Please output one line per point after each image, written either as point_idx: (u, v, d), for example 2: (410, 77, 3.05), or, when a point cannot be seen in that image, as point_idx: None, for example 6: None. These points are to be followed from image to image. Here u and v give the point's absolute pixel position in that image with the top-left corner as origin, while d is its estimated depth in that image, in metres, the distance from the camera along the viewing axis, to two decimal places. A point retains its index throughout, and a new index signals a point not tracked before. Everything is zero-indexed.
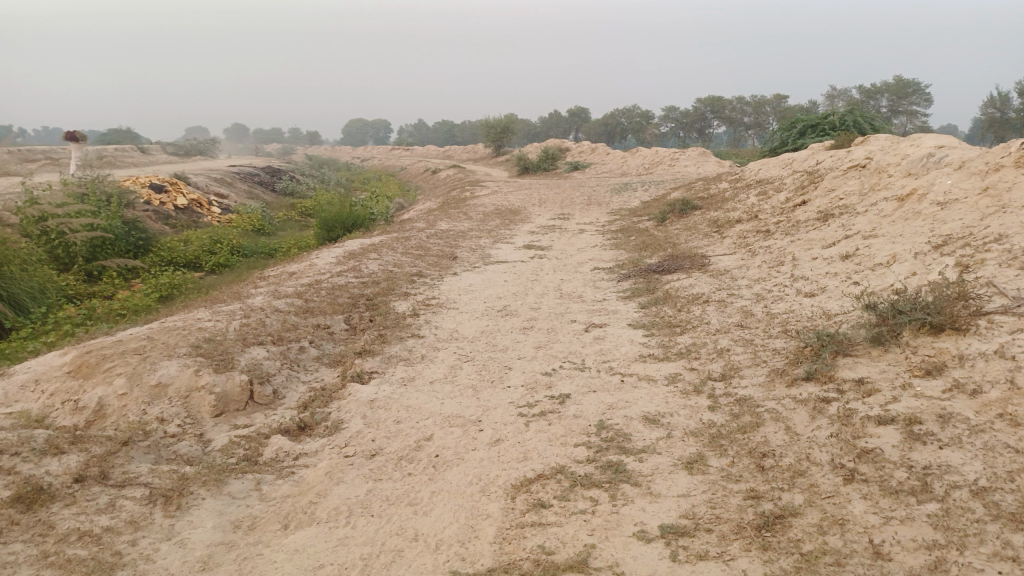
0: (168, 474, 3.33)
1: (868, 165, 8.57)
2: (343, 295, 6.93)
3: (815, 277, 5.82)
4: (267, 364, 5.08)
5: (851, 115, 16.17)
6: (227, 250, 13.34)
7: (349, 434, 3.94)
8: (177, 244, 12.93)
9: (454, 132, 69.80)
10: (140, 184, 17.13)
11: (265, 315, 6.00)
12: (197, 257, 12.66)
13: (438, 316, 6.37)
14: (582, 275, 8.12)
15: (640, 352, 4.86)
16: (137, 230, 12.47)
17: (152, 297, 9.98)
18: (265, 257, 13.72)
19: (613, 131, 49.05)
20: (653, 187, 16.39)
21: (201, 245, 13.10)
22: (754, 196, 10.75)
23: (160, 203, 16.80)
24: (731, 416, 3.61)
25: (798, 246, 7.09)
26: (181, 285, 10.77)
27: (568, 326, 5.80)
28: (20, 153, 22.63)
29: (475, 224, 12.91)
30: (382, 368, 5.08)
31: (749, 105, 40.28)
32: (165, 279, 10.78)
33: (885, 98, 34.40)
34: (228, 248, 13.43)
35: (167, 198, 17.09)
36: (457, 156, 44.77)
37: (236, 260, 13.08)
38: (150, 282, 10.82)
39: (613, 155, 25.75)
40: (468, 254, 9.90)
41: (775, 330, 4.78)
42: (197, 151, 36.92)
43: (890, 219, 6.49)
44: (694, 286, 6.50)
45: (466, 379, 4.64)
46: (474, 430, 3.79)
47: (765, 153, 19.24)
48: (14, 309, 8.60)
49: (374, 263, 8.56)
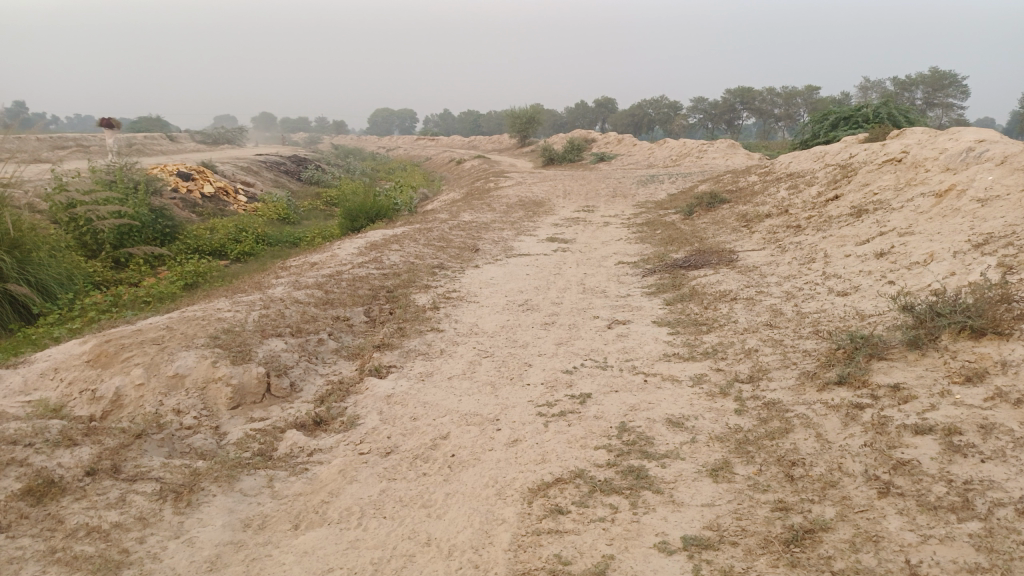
0: (180, 469, 3.27)
1: (904, 159, 8.31)
2: (363, 287, 6.86)
3: (847, 275, 5.62)
4: (285, 357, 5.02)
5: (885, 107, 15.76)
6: (252, 239, 13.39)
7: (365, 430, 3.87)
8: (203, 233, 13.00)
9: (480, 122, 69.66)
10: (168, 172, 17.26)
11: (285, 306, 5.95)
12: (222, 246, 12.71)
13: (458, 310, 6.28)
14: (606, 269, 7.99)
15: (664, 351, 4.72)
16: (164, 218, 12.55)
17: (178, 284, 10.03)
18: (290, 245, 13.75)
19: (639, 122, 48.57)
20: (680, 179, 16.14)
21: (227, 234, 13.16)
22: (784, 190, 10.51)
23: (187, 191, 16.92)
24: (758, 420, 3.47)
25: (829, 243, 6.88)
26: (206, 274, 10.82)
27: (591, 322, 5.68)
28: (52, 140, 22.96)
29: (499, 215, 12.81)
30: (401, 362, 5.00)
31: (779, 97, 39.61)
32: (190, 267, 10.83)
33: (920, 91, 33.60)
34: (253, 237, 13.47)
35: (194, 186, 17.21)
36: (482, 146, 44.64)
37: (261, 248, 13.12)
38: (176, 270, 10.88)
39: (639, 147, 25.45)
40: (490, 246, 9.81)
41: (806, 331, 4.61)
42: (225, 139, 37.23)
43: (927, 215, 6.25)
44: (721, 283, 6.34)
45: (485, 376, 4.54)
46: (491, 430, 3.69)
47: (795, 146, 18.87)
48: (42, 295, 8.68)
49: (396, 255, 8.50)
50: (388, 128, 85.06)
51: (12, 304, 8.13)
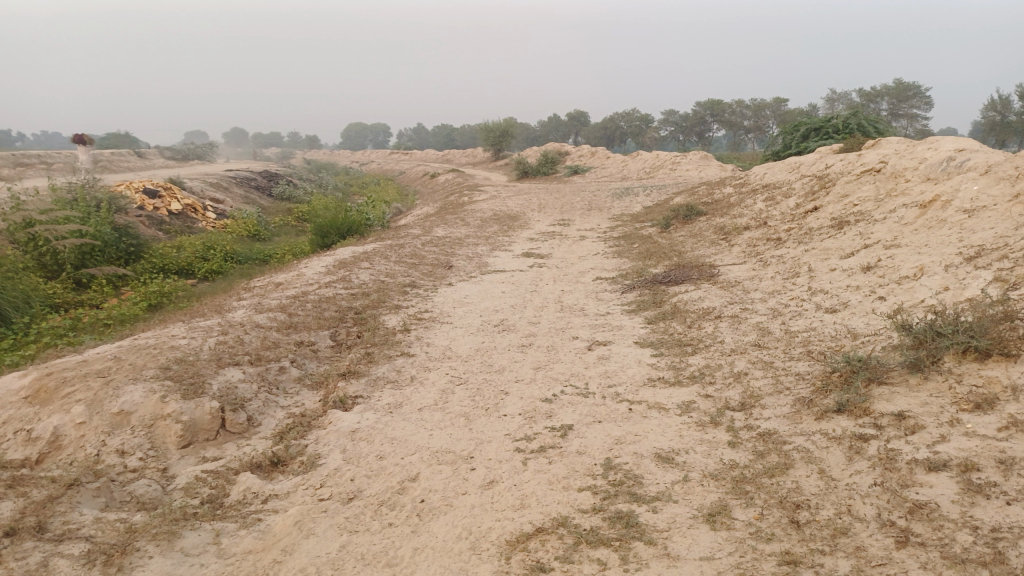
0: (115, 525, 2.90)
1: (883, 169, 8.17)
2: (330, 309, 6.51)
3: (835, 290, 5.41)
4: (242, 389, 4.66)
5: (854, 118, 15.80)
6: (220, 256, 12.94)
7: (326, 471, 3.53)
8: (169, 251, 12.52)
9: (453, 135, 69.65)
10: (134, 189, 16.75)
11: (244, 332, 5.58)
12: (189, 264, 12.24)
13: (429, 332, 5.96)
14: (584, 286, 7.72)
15: (649, 376, 4.44)
16: (128, 236, 12.05)
17: (141, 306, 9.57)
18: (259, 263, 13.31)
19: (612, 134, 48.73)
20: (655, 191, 15.99)
21: (194, 252, 12.70)
22: (761, 201, 10.36)
23: (154, 208, 16.39)
24: (755, 455, 3.19)
25: (813, 255, 6.68)
26: (171, 294, 10.37)
27: (570, 344, 5.39)
28: (13, 157, 22.26)
29: (473, 230, 12.52)
30: (368, 391, 4.66)
31: (749, 109, 39.92)
32: (154, 287, 10.38)
33: (886, 102, 34.06)
34: (222, 254, 13.02)
35: (161, 203, 16.69)
36: (456, 160, 44.39)
37: (229, 267, 12.67)
38: (140, 290, 10.40)
39: (613, 159, 25.35)
40: (464, 262, 9.51)
41: (797, 352, 4.36)
42: (195, 156, 36.57)
43: (912, 227, 6.07)
44: (704, 299, 6.09)
45: (458, 406, 4.22)
46: (465, 470, 3.37)
47: (768, 157, 18.87)
48: None
49: (365, 273, 8.16)
50: (361, 142, 84.56)
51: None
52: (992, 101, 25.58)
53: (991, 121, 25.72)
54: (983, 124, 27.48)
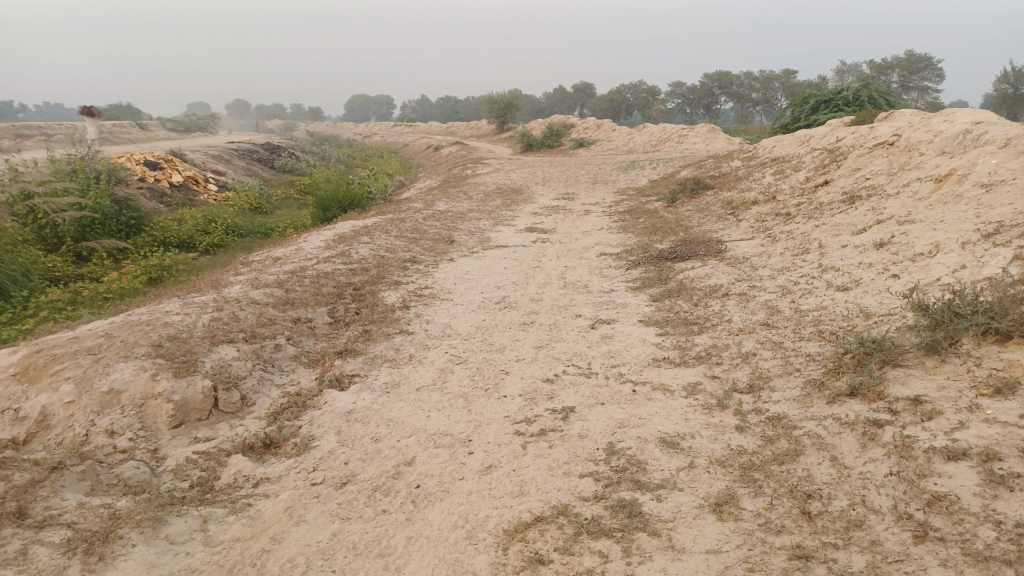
0: (98, 511, 2.80)
1: (896, 143, 7.95)
2: (328, 285, 6.38)
3: (846, 268, 5.25)
4: (236, 367, 4.55)
5: (865, 90, 15.48)
6: (222, 229, 12.79)
7: (319, 454, 3.42)
8: (170, 223, 12.38)
9: (457, 107, 69.05)
10: (134, 161, 16.57)
11: (240, 308, 5.46)
12: (190, 237, 12.10)
13: (429, 309, 5.82)
14: (588, 261, 7.57)
15: (654, 356, 4.31)
16: (128, 209, 11.92)
17: (142, 279, 9.45)
18: (261, 236, 13.16)
19: (618, 106, 48.18)
20: (661, 164, 15.74)
21: (195, 225, 12.56)
22: (770, 175, 10.15)
23: (155, 180, 16.23)
24: (764, 441, 3.07)
25: (823, 231, 6.50)
26: (171, 268, 10.25)
27: (573, 322, 5.25)
28: (14, 129, 22.07)
29: (476, 204, 12.34)
30: (365, 370, 4.54)
31: (757, 81, 39.33)
32: (155, 260, 10.25)
33: (896, 74, 33.52)
34: (223, 227, 12.88)
35: (162, 175, 16.53)
36: (460, 132, 43.98)
37: (231, 240, 12.52)
38: (140, 263, 10.27)
39: (618, 132, 25.02)
40: (466, 237, 9.35)
41: (807, 332, 4.22)
42: (198, 128, 36.28)
43: (927, 202, 5.88)
44: (711, 276, 5.94)
45: (457, 387, 4.10)
46: (462, 454, 3.25)
47: (776, 130, 18.57)
48: None
49: (365, 248, 8.01)
50: (365, 114, 83.84)
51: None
52: (1005, 74, 25.09)
53: (1003, 94, 25.31)
54: (996, 96, 27.05)
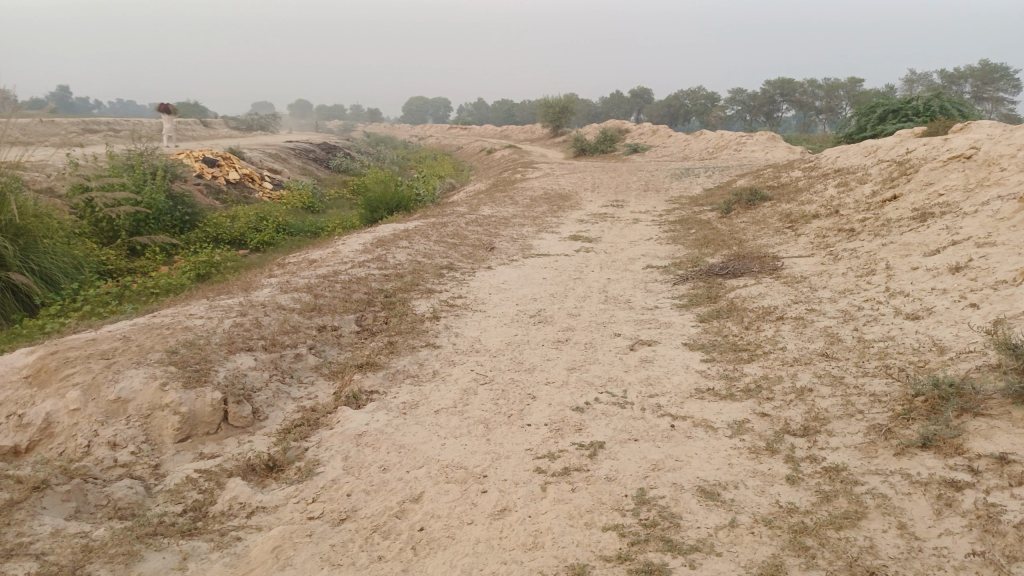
0: (73, 541, 2.56)
1: (974, 156, 7.33)
2: (358, 291, 6.14)
3: (917, 293, 4.75)
4: (251, 378, 4.33)
5: (937, 99, 14.66)
6: (273, 227, 12.77)
7: (322, 483, 3.15)
8: (223, 220, 12.41)
9: (513, 111, 69.11)
10: (193, 158, 16.80)
11: (264, 314, 5.25)
12: (241, 234, 12.11)
13: (460, 321, 5.53)
14: (633, 274, 7.17)
15: (697, 386, 3.91)
16: (183, 205, 12.00)
17: (191, 275, 9.41)
18: (312, 235, 13.09)
19: (675, 112, 47.38)
20: (716, 173, 15.18)
21: (247, 222, 12.58)
22: (832, 186, 9.57)
23: (212, 177, 16.42)
24: (818, 498, 2.66)
25: (891, 250, 5.98)
26: (220, 264, 10.21)
27: (611, 342, 4.88)
28: (84, 124, 22.74)
29: (522, 210, 12.05)
30: (384, 387, 4.26)
31: (820, 89, 38.09)
32: (204, 257, 10.22)
33: (969, 84, 32.05)
34: (274, 225, 12.86)
35: (219, 172, 16.70)
36: (515, 136, 43.76)
37: (282, 238, 12.49)
38: (190, 259, 10.26)
39: (674, 139, 24.45)
40: (508, 243, 9.05)
41: (871, 367, 3.77)
42: (259, 127, 36.90)
43: (1010, 222, 5.32)
44: (764, 297, 5.49)
45: (478, 410, 3.78)
46: (474, 493, 2.93)
47: (838, 141, 17.76)
48: (47, 285, 8.07)
49: (403, 253, 7.77)
50: (422, 116, 84.44)
51: (14, 294, 7.54)
52: None
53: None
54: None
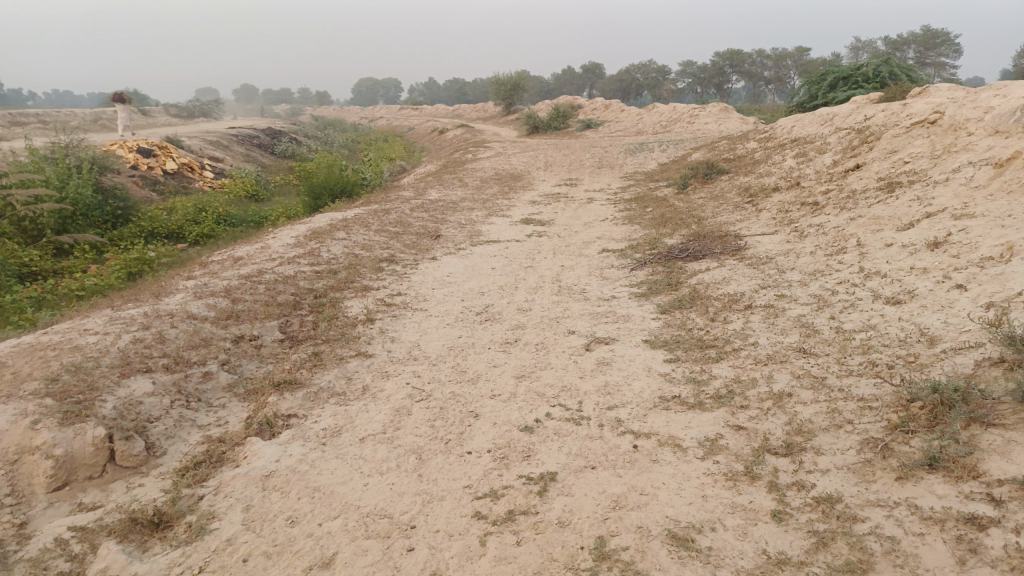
0: None
1: (938, 121, 6.97)
2: (284, 293, 5.51)
3: (896, 274, 4.33)
4: (148, 406, 3.71)
5: (887, 65, 14.46)
6: (213, 219, 11.93)
7: (216, 544, 2.58)
8: (158, 213, 11.53)
9: (465, 90, 68.52)
10: (126, 148, 15.73)
11: (171, 326, 4.61)
12: (180, 227, 11.26)
13: (397, 322, 4.96)
14: (588, 260, 6.69)
15: (661, 393, 3.42)
16: (114, 198, 11.09)
17: (121, 273, 8.60)
18: (255, 225, 12.27)
19: (627, 87, 47.05)
20: (670, 147, 14.78)
21: (185, 214, 11.71)
22: (791, 157, 9.20)
23: (148, 167, 15.43)
24: (814, 543, 2.19)
25: (861, 225, 5.58)
26: (154, 260, 9.40)
27: (564, 341, 4.37)
28: (9, 114, 21.32)
29: (471, 192, 11.47)
30: (304, 410, 3.69)
31: (769, 59, 38.02)
32: (136, 253, 9.39)
33: (912, 50, 32.30)
34: (214, 216, 12.02)
35: (155, 162, 15.68)
36: (466, 115, 42.92)
37: (223, 230, 11.66)
38: (121, 256, 9.42)
39: (627, 113, 24.04)
40: (455, 230, 8.49)
41: (855, 364, 3.32)
42: (201, 113, 35.37)
43: (986, 191, 4.93)
44: (730, 281, 5.04)
45: (409, 437, 3.24)
46: (398, 553, 2.40)
47: (790, 110, 17.49)
48: None
49: (339, 245, 7.14)
50: (373, 98, 82.70)
51: None
52: None
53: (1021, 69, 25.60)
54: (1013, 71, 26.49)
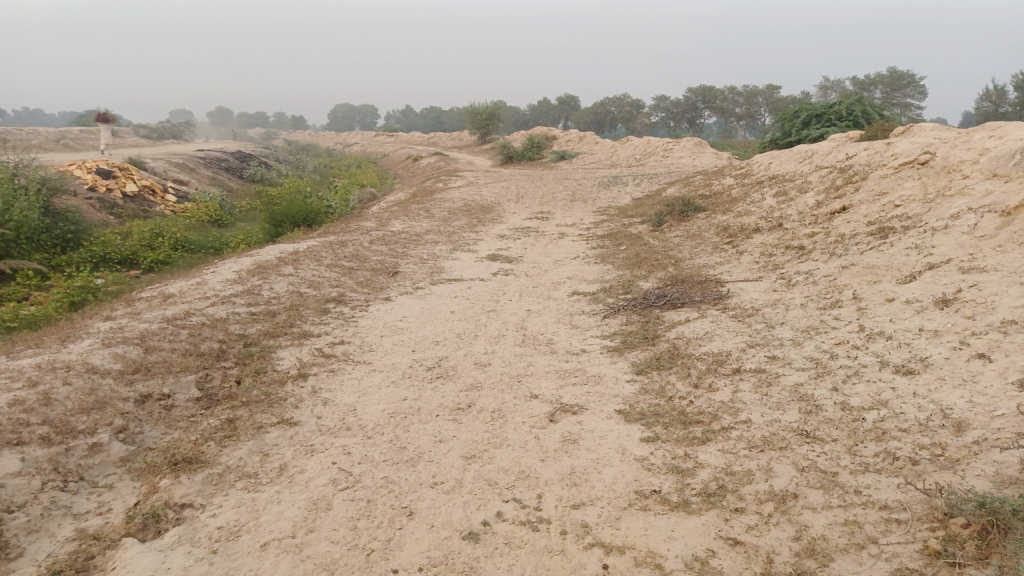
0: None
1: (930, 162, 6.54)
2: (209, 340, 4.83)
3: (903, 336, 3.79)
4: (9, 491, 2.97)
5: (860, 103, 14.24)
6: (170, 244, 11.09)
7: None
8: (113, 236, 10.67)
9: (441, 119, 68.57)
10: (84, 169, 14.86)
11: (63, 382, 3.89)
12: (134, 253, 10.41)
13: (333, 380, 4.31)
14: (557, 304, 6.10)
15: (638, 487, 2.81)
16: (64, 220, 10.23)
17: (63, 301, 7.72)
18: (214, 251, 11.47)
19: (602, 119, 47.14)
20: (645, 180, 14.38)
21: (141, 238, 10.86)
22: (771, 195, 8.76)
23: (106, 189, 14.57)
24: None
25: (855, 274, 5.07)
26: (100, 288, 8.55)
27: (524, 408, 3.75)
28: None
29: (437, 224, 10.88)
30: (202, 499, 3.02)
31: (740, 96, 38.24)
32: (81, 279, 8.52)
33: (879, 90, 32.67)
34: (171, 241, 11.18)
35: (114, 184, 14.82)
36: (441, 144, 42.52)
37: (180, 256, 10.82)
38: (64, 282, 8.53)
39: (601, 145, 23.75)
40: (415, 266, 7.87)
41: (870, 455, 2.75)
42: (171, 133, 34.33)
43: (994, 241, 4.45)
44: (716, 337, 4.47)
45: (322, 545, 2.59)
46: None
47: (764, 145, 17.25)
48: None
49: (283, 282, 6.47)
50: (348, 124, 82.26)
51: None
52: (991, 89, 24.47)
53: (985, 111, 25.86)
54: (976, 113, 26.77)
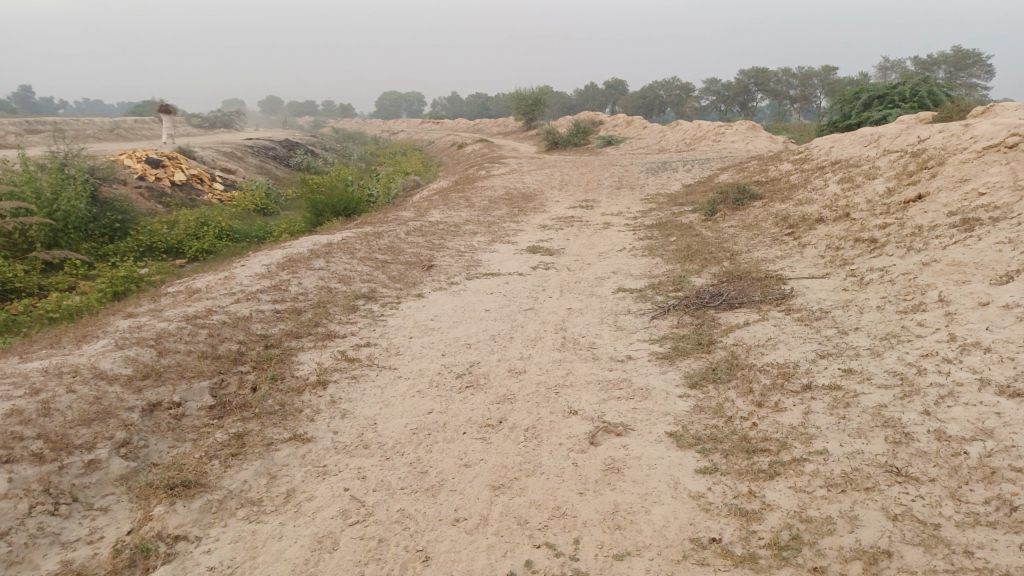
0: None
1: (1019, 145, 5.85)
2: (228, 341, 4.53)
3: (1005, 348, 3.23)
4: None
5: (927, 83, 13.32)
6: (216, 234, 10.93)
7: None
8: (159, 226, 10.54)
9: (486, 104, 68.27)
10: (133, 158, 14.86)
11: (67, 389, 3.61)
12: (180, 242, 10.26)
13: (353, 389, 3.95)
14: (600, 302, 5.66)
15: (694, 533, 2.38)
16: (111, 209, 10.12)
17: (106, 291, 7.56)
18: (259, 240, 11.28)
19: (650, 104, 46.11)
20: (695, 166, 13.74)
21: (186, 227, 10.72)
22: (834, 182, 8.12)
23: (156, 179, 14.54)
24: None
25: (938, 273, 4.49)
26: (144, 278, 8.40)
27: (562, 427, 3.33)
28: (24, 123, 20.66)
29: (478, 213, 10.50)
30: (198, 530, 2.69)
31: (794, 78, 36.81)
32: (126, 268, 8.38)
33: (942, 70, 31.03)
34: (216, 230, 11.02)
35: (163, 173, 14.79)
36: (487, 130, 42.09)
37: (225, 245, 10.65)
38: (111, 271, 8.39)
39: (649, 130, 23.04)
40: (452, 259, 7.50)
41: (978, 503, 2.26)
42: (221, 122, 34.62)
43: None
44: (781, 345, 3.97)
45: None
46: None
47: (821, 129, 16.38)
48: None
49: (312, 277, 6.17)
50: (394, 111, 82.50)
51: None
52: None
53: None
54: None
